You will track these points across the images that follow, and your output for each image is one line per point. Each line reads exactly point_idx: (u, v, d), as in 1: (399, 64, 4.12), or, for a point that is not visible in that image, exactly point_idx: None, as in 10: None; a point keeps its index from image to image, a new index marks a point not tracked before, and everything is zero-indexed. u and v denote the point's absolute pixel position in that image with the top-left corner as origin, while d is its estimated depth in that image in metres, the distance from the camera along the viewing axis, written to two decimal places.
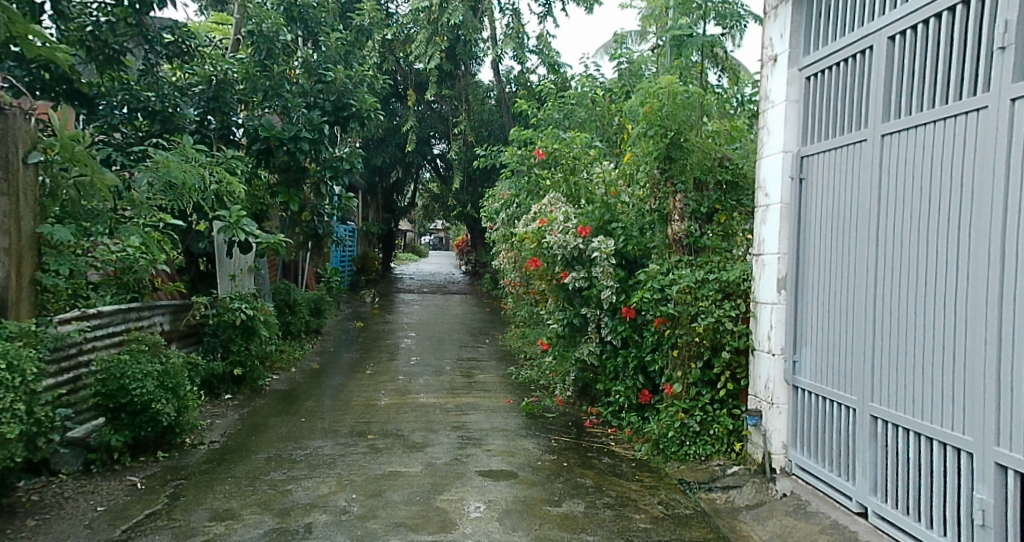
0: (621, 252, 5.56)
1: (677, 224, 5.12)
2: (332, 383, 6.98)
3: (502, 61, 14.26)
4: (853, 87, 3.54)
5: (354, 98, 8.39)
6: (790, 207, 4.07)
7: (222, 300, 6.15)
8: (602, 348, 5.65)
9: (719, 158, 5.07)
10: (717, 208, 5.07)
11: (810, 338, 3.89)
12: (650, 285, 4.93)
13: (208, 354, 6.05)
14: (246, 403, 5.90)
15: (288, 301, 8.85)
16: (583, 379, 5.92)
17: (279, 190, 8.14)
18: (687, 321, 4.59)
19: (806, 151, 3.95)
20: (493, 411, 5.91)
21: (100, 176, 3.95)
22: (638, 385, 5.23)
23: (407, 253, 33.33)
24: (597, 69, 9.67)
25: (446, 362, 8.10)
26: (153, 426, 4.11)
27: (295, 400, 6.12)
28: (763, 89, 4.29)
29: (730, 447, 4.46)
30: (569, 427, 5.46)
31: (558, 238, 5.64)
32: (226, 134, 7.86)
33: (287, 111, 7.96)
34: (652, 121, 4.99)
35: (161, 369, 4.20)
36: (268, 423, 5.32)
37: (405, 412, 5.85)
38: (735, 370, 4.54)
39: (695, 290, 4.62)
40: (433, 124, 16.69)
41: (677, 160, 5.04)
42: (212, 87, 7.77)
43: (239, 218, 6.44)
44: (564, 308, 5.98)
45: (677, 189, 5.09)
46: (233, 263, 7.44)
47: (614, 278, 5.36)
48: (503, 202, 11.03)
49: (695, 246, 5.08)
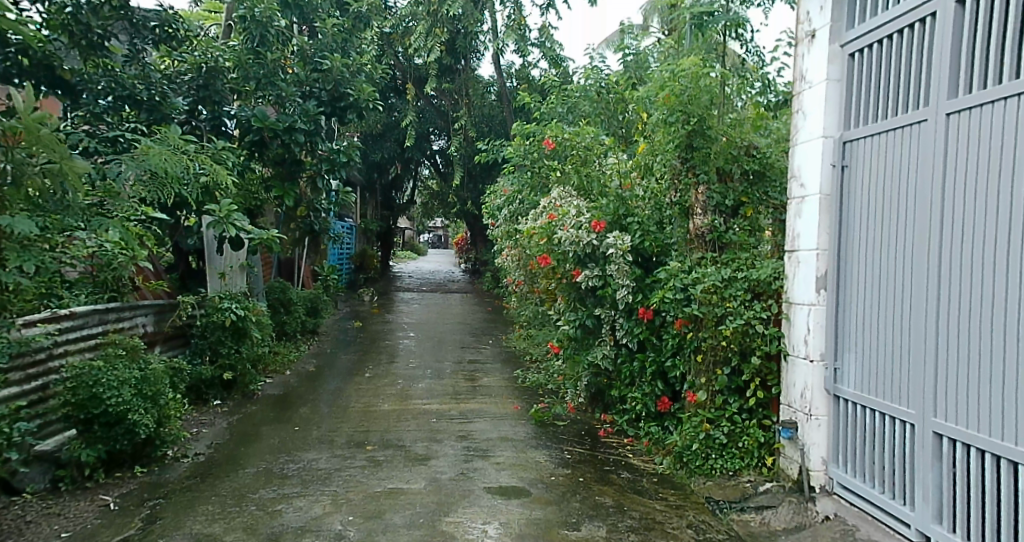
0: (638, 249, 5.16)
1: (699, 219, 4.80)
2: (329, 387, 6.61)
3: (504, 54, 13.91)
4: (912, 63, 3.17)
5: (352, 87, 7.96)
6: (831, 198, 3.69)
7: (211, 299, 5.76)
8: (617, 352, 5.29)
9: (747, 146, 4.71)
10: (743, 201, 4.71)
11: (856, 343, 3.52)
12: (671, 284, 4.57)
13: (195, 358, 5.67)
14: (237, 410, 5.53)
15: (282, 300, 8.48)
16: (596, 384, 5.56)
17: (274, 184, 7.80)
18: (712, 323, 4.25)
19: (850, 136, 3.59)
20: (500, 418, 5.55)
21: (71, 163, 3.47)
22: (657, 392, 4.88)
23: (406, 251, 32.96)
24: (602, 60, 9.24)
25: (449, 365, 7.72)
26: (130, 438, 3.73)
27: (289, 407, 5.75)
28: (797, 70, 3.93)
29: (761, 462, 4.10)
30: (582, 437, 5.10)
31: (569, 234, 5.24)
32: (218, 125, 7.51)
33: (282, 100, 7.64)
34: (676, 108, 4.65)
35: (139, 376, 3.83)
36: (259, 432, 4.94)
37: (407, 420, 5.48)
38: (766, 377, 4.18)
39: (721, 289, 4.25)
40: (433, 119, 16.27)
41: (700, 149, 4.68)
42: (201, 76, 7.36)
43: (230, 212, 6.10)
44: (575, 310, 5.60)
45: (700, 180, 4.73)
46: (224, 260, 7.05)
47: (629, 276, 5.00)
48: (506, 198, 10.63)
49: (720, 241, 4.70)
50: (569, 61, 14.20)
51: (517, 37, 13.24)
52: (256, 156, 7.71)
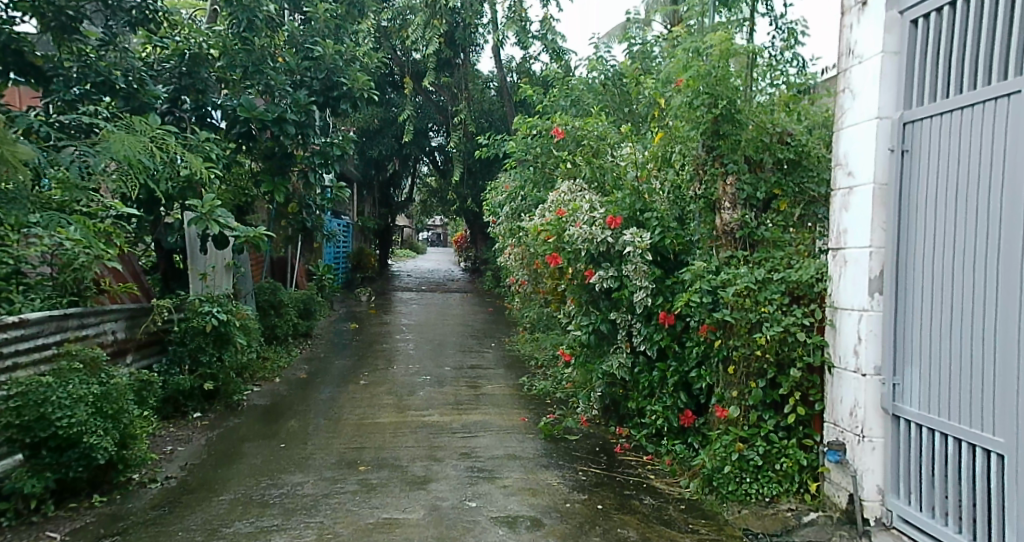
0: (658, 247, 4.68)
1: (728, 213, 4.31)
2: (322, 396, 6.15)
3: (504, 46, 13.45)
4: (1001, 30, 2.72)
5: (346, 76, 7.53)
6: (887, 188, 3.24)
7: (190, 302, 5.27)
8: (634, 361, 4.83)
9: (781, 133, 4.25)
10: (776, 194, 4.25)
11: (922, 355, 3.06)
12: (697, 287, 4.11)
13: (172, 368, 5.17)
14: (219, 423, 5.08)
15: (272, 303, 8.02)
16: (611, 395, 5.09)
17: (264, 178, 7.35)
18: (745, 331, 3.81)
19: (911, 116, 3.13)
20: (506, 432, 5.11)
21: (13, 148, 3.14)
22: (680, 404, 4.44)
23: (405, 249, 32.50)
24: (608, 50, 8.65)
25: (449, 371, 7.26)
26: (86, 464, 3.29)
27: (277, 419, 5.30)
28: (843, 42, 3.47)
29: (802, 487, 3.66)
30: (596, 454, 4.64)
31: (582, 231, 4.78)
32: (204, 115, 7.01)
33: (271, 91, 7.21)
34: (701, 90, 4.18)
35: (98, 392, 3.37)
36: (242, 450, 4.49)
37: (405, 434, 5.03)
38: (807, 391, 3.73)
39: (756, 292, 3.79)
40: (432, 114, 15.71)
41: (728, 136, 4.21)
42: (185, 61, 6.88)
43: (213, 208, 5.67)
44: (587, 314, 5.12)
45: (728, 170, 4.26)
46: (209, 259, 6.58)
47: (649, 277, 4.53)
48: (508, 194, 10.15)
49: (750, 239, 4.23)
50: (571, 54, 13.73)
51: (517, 28, 12.79)
52: (245, 149, 7.30)
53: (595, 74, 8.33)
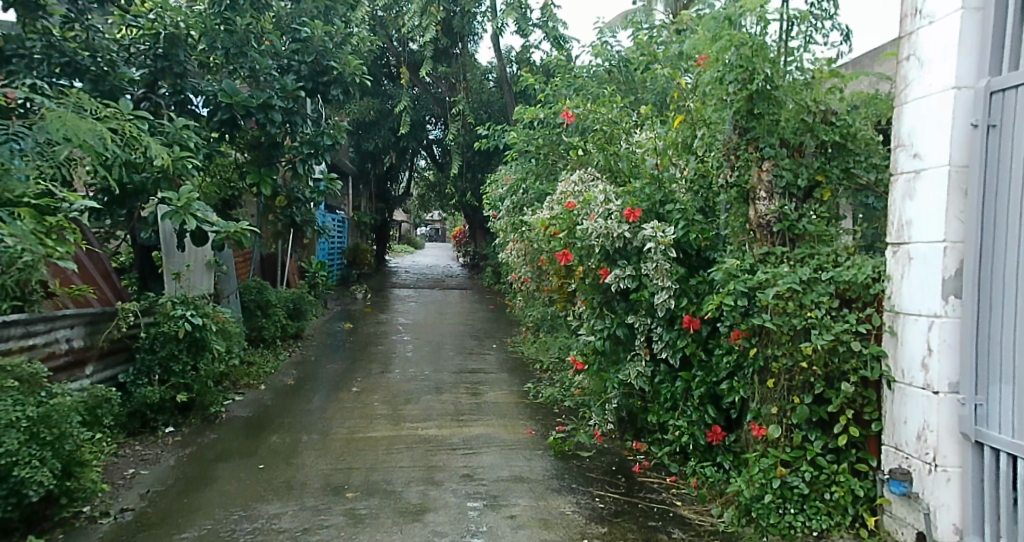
0: (681, 243, 4.21)
1: (764, 204, 3.77)
2: (310, 406, 5.66)
3: (503, 35, 12.93)
4: None
5: (336, 60, 7.01)
6: (966, 170, 2.74)
7: (161, 304, 4.76)
8: (654, 370, 4.36)
9: (825, 111, 3.74)
10: (820, 181, 3.74)
11: (1014, 371, 2.56)
12: (729, 288, 3.59)
13: (140, 378, 4.63)
14: (193, 440, 4.58)
15: (259, 303, 7.53)
16: (628, 407, 4.59)
17: (249, 169, 6.87)
18: (787, 339, 3.35)
19: (999, 86, 2.62)
20: (512, 448, 4.64)
21: None
22: (707, 419, 3.98)
23: (403, 244, 31.99)
24: (612, 35, 7.96)
25: (448, 376, 6.77)
26: (16, 502, 2.80)
27: (259, 434, 4.81)
28: (906, 1, 2.97)
29: (857, 521, 3.18)
30: (613, 476, 4.17)
31: (597, 225, 4.26)
32: (183, 101, 6.52)
33: (256, 74, 6.73)
34: (735, 63, 3.66)
35: (35, 415, 2.88)
36: (215, 472, 4.01)
37: (399, 451, 4.54)
38: (860, 408, 3.22)
39: (801, 295, 3.30)
40: (429, 106, 15.16)
41: (764, 116, 3.70)
42: (159, 44, 6.27)
43: (190, 200, 5.18)
44: (600, 317, 4.61)
45: (765, 155, 3.74)
46: (189, 257, 6.07)
47: (672, 277, 4.06)
48: (508, 188, 9.66)
49: (789, 233, 3.71)
50: (572, 43, 13.22)
51: (516, 16, 12.29)
52: (228, 138, 6.80)
53: (600, 62, 7.85)
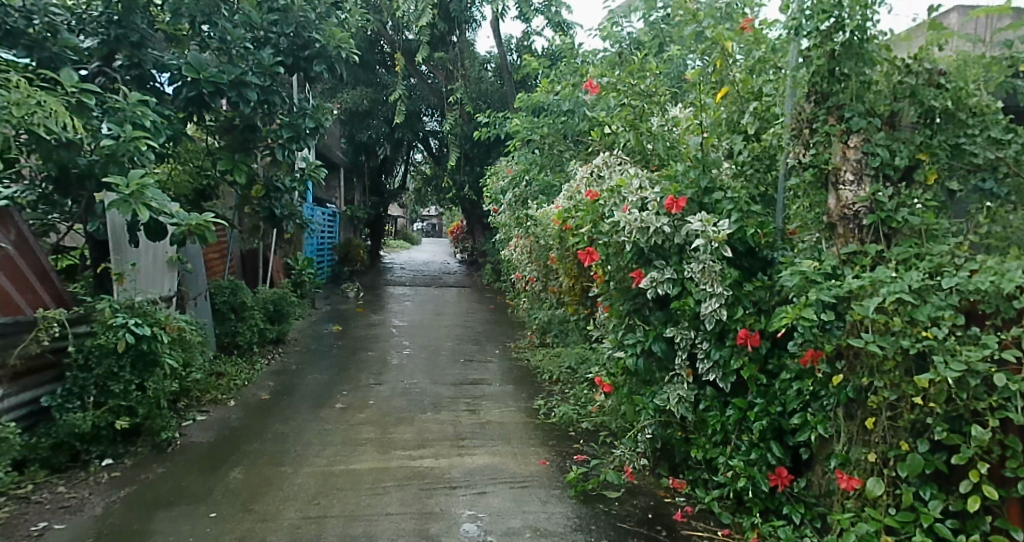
0: (737, 239, 3.42)
1: (851, 190, 2.96)
2: (286, 427, 4.84)
3: (503, 20, 12.14)
4: None
5: (319, 31, 6.16)
6: None
7: (100, 312, 3.95)
8: (698, 395, 3.56)
9: (930, 71, 2.94)
10: (922, 160, 2.92)
11: None
12: (810, 298, 2.80)
13: (70, 402, 3.81)
14: (135, 476, 3.78)
15: (233, 305, 6.71)
16: (666, 439, 3.77)
17: (222, 155, 6.04)
18: (892, 367, 2.57)
19: None
20: (523, 487, 3.83)
21: None
22: (771, 459, 3.19)
23: (397, 240, 31.16)
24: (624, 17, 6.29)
25: (446, 389, 5.95)
26: None
27: (220, 465, 4.01)
28: None
29: None
30: (652, 529, 3.37)
31: (631, 217, 3.45)
32: (142, 76, 5.54)
33: (227, 47, 5.81)
34: (815, 7, 2.91)
35: None
36: (152, 525, 3.24)
37: (388, 491, 3.72)
38: (998, 462, 2.40)
39: (912, 309, 2.51)
40: (426, 96, 14.24)
41: (852, 78, 2.93)
42: (113, 6, 5.38)
43: (142, 187, 4.30)
44: (631, 329, 3.81)
45: (853, 128, 2.92)
46: (146, 253, 5.23)
47: (724, 282, 3.30)
48: (510, 180, 8.90)
49: (884, 227, 2.88)
50: (576, 28, 12.37)
51: None
52: (197, 120, 5.97)
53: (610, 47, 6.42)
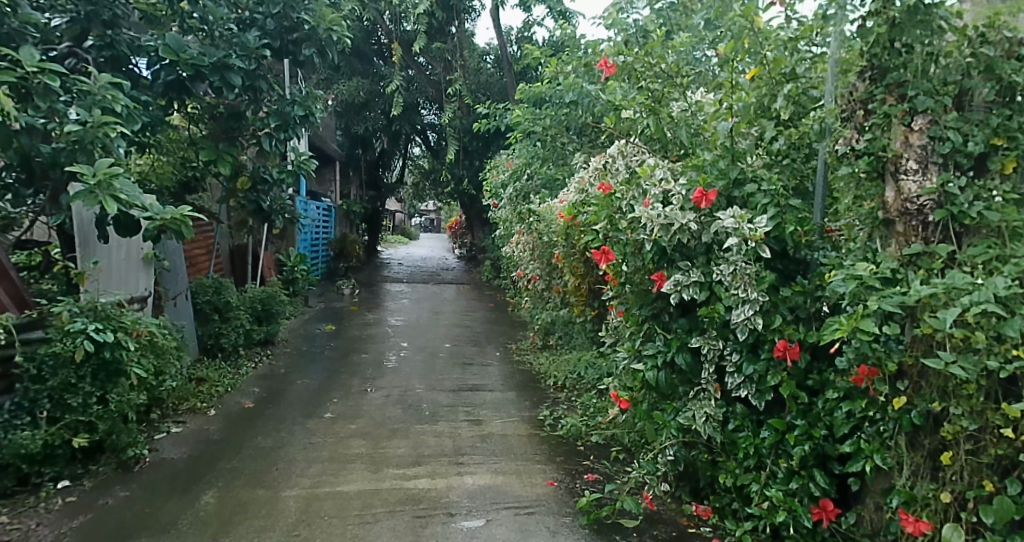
0: (775, 237, 3.01)
1: (914, 181, 2.55)
2: (268, 439, 4.43)
3: (503, 9, 11.72)
4: None
5: (309, 11, 5.57)
6: None
7: (56, 317, 3.52)
8: (727, 412, 3.15)
9: (1011, 40, 2.51)
10: (999, 148, 2.50)
11: None
12: (869, 307, 2.38)
13: (18, 417, 3.40)
14: (95, 501, 3.38)
15: (217, 305, 6.30)
16: (690, 461, 3.36)
17: (204, 146, 5.55)
18: (973, 393, 2.18)
19: None
20: (530, 514, 3.42)
21: None
22: (814, 488, 2.80)
23: (395, 235, 30.74)
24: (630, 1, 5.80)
25: (443, 396, 5.55)
26: None
27: (191, 487, 3.60)
28: None
29: None
30: None
31: (652, 212, 3.04)
32: (116, 57, 4.98)
33: (209, 28, 5.39)
34: None
35: None
36: None
37: (377, 520, 3.30)
38: None
39: (1002, 323, 2.10)
40: (424, 87, 13.77)
41: (914, 50, 2.55)
42: None
43: (111, 176, 3.84)
44: (649, 336, 3.41)
45: (918, 108, 2.52)
46: (117, 251, 4.81)
47: (760, 286, 2.87)
48: (511, 173, 8.47)
49: (954, 224, 2.47)
50: (578, 18, 11.92)
51: None
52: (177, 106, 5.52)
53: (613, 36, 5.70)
